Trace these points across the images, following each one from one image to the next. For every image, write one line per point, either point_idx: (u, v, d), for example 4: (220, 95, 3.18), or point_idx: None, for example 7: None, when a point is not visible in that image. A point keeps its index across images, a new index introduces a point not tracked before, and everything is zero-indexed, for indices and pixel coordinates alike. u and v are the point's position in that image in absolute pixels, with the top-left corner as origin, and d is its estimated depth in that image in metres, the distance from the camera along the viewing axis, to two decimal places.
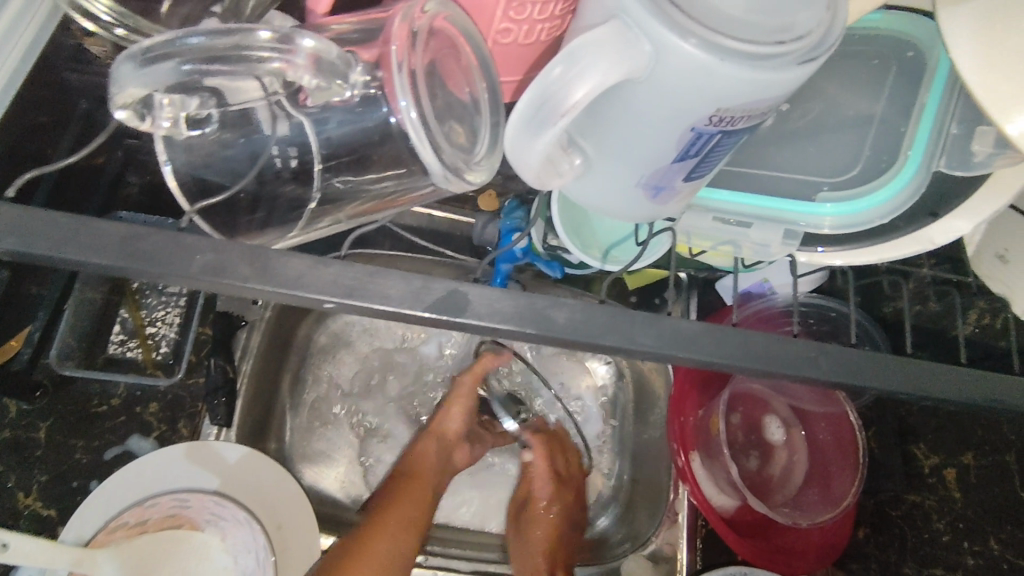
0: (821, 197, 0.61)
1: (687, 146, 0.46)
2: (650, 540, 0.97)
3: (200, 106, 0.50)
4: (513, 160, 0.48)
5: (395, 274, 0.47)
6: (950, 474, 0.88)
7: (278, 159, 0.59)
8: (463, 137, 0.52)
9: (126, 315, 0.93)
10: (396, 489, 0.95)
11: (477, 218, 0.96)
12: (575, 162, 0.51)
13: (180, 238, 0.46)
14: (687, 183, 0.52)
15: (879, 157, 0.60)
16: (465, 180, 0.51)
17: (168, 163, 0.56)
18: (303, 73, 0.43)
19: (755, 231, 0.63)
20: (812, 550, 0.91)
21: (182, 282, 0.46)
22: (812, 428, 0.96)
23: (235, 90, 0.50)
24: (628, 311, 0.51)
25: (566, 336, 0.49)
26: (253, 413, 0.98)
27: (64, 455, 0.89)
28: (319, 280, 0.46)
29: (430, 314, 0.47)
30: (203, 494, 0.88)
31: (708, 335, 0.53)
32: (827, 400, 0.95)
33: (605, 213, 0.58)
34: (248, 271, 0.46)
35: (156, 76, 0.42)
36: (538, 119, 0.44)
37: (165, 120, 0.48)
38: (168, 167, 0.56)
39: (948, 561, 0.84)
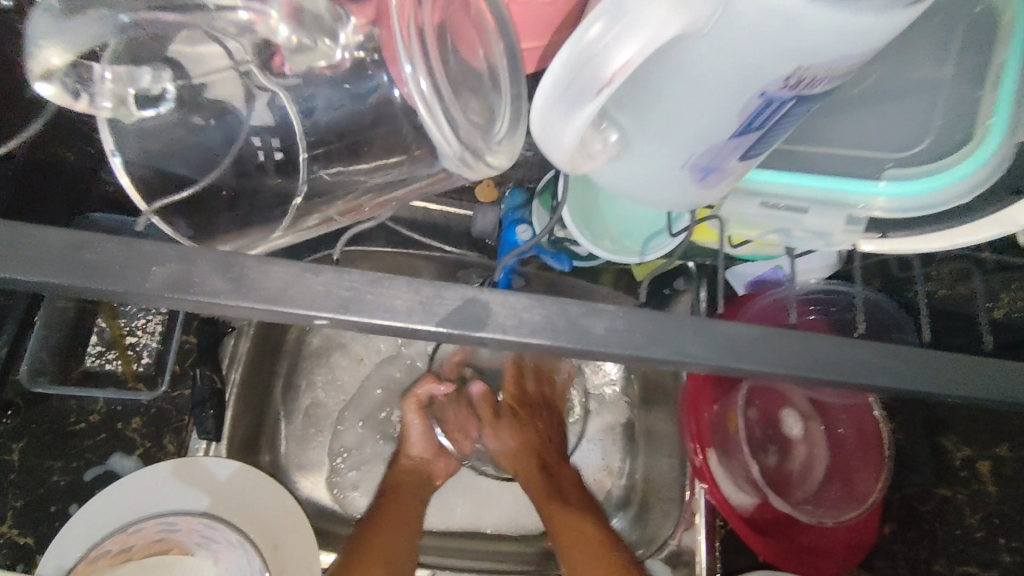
0: (885, 175, 0.53)
1: (750, 117, 0.38)
2: (669, 542, 0.90)
3: (152, 80, 0.45)
4: (542, 142, 0.39)
5: (402, 280, 0.39)
6: (985, 468, 0.71)
7: (260, 152, 0.52)
8: (480, 112, 0.43)
9: (103, 325, 0.80)
10: (387, 499, 0.87)
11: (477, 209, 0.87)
12: (609, 139, 0.43)
13: (135, 246, 0.37)
14: (741, 163, 0.44)
15: (953, 129, 0.51)
16: (487, 164, 0.42)
17: (117, 153, 0.46)
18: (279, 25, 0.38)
19: (811, 216, 0.55)
20: (839, 548, 0.80)
21: (143, 300, 0.37)
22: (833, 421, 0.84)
23: (194, 59, 0.47)
24: (676, 316, 0.43)
25: (606, 350, 0.41)
26: (243, 425, 0.89)
27: (40, 478, 0.80)
28: (309, 292, 0.38)
29: (444, 328, 0.39)
30: (192, 517, 0.79)
31: (769, 342, 0.44)
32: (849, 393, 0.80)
33: (641, 200, 0.50)
34: (222, 284, 0.37)
35: (86, 30, 0.37)
36: (574, 90, 0.35)
37: (105, 98, 0.43)
38: (116, 158, 0.46)
39: (981, 558, 0.70)
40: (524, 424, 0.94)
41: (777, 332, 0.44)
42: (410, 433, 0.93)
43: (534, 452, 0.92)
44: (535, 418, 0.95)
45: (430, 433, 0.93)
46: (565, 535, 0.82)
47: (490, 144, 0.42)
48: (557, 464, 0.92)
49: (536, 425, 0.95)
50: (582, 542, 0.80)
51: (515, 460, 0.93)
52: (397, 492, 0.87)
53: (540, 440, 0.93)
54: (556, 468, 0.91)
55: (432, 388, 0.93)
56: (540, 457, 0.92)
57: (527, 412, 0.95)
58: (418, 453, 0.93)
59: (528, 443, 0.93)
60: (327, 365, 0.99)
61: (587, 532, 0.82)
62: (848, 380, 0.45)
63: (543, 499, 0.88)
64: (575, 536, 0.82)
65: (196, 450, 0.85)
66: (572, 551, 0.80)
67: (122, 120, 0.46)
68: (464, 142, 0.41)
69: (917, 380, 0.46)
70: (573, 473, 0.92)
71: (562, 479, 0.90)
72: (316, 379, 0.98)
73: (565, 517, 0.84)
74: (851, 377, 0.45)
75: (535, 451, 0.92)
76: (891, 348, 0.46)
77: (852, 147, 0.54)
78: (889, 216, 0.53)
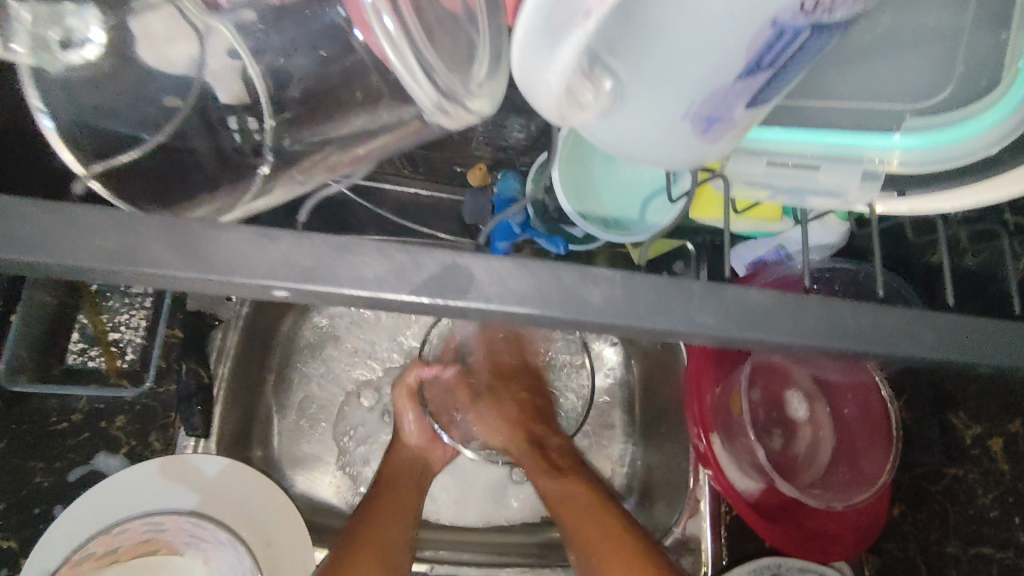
0: (904, 126, 0.49)
1: (761, 52, 0.34)
2: (673, 530, 0.84)
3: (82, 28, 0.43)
4: (525, 83, 0.35)
5: (372, 247, 0.35)
6: (996, 445, 0.67)
7: (236, 134, 0.50)
8: (457, 55, 0.38)
9: (86, 321, 0.76)
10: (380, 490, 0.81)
11: (468, 196, 0.85)
12: (603, 90, 0.37)
13: (68, 212, 0.33)
14: (748, 111, 0.39)
15: (977, 75, 0.46)
16: (466, 111, 0.38)
17: (47, 117, 0.43)
18: None
19: (824, 173, 0.51)
20: (847, 532, 0.77)
21: (79, 274, 0.33)
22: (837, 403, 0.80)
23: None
24: (682, 282, 0.39)
25: (602, 321, 0.37)
26: (232, 419, 0.85)
27: (20, 481, 0.72)
28: (268, 261, 0.34)
29: (421, 297, 0.35)
30: (178, 516, 0.74)
31: (784, 307, 0.40)
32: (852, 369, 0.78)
33: (638, 160, 0.45)
34: (164, 252, 0.33)
35: None
36: (558, 20, 0.31)
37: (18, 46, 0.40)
38: (46, 120, 0.43)
39: (995, 537, 0.66)
40: (505, 394, 0.93)
41: (794, 299, 0.40)
42: (403, 424, 0.89)
43: (521, 419, 0.90)
44: (513, 389, 0.94)
45: (424, 422, 0.89)
46: (556, 496, 0.80)
47: (469, 88, 0.38)
48: (546, 431, 0.89)
49: (521, 395, 0.93)
50: (571, 505, 0.78)
51: (496, 427, 0.91)
52: (390, 487, 0.81)
53: (526, 411, 0.91)
54: (544, 436, 0.89)
55: (419, 373, 0.90)
56: (526, 425, 0.90)
57: (508, 384, 0.94)
58: (415, 442, 0.88)
59: (512, 411, 0.91)
60: (322, 357, 0.95)
61: (576, 492, 0.79)
62: (872, 351, 0.41)
63: (533, 463, 0.85)
64: (568, 496, 0.79)
65: (185, 447, 0.80)
66: (573, 512, 0.77)
67: (47, 68, 0.42)
68: (440, 87, 0.36)
69: (947, 349, 0.42)
70: (563, 438, 0.89)
71: (551, 442, 0.88)
72: (309, 370, 0.94)
73: (556, 476, 0.82)
74: (874, 348, 0.41)
75: (526, 419, 0.90)
76: (915, 313, 0.42)
77: (866, 99, 0.48)
78: (907, 170, 0.49)
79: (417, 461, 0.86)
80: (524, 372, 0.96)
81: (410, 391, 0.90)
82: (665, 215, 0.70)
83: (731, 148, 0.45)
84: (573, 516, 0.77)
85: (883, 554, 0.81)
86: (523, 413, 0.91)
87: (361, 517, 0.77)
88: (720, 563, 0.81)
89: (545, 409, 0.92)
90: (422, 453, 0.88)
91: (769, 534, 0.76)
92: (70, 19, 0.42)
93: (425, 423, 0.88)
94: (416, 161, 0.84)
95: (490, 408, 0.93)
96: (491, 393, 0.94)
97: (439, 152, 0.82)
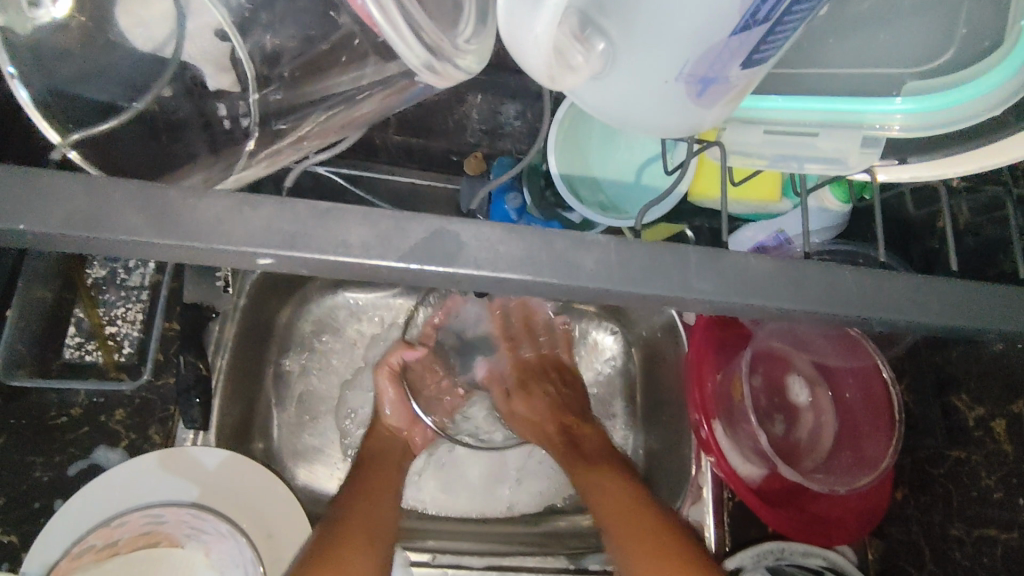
0: (906, 89, 0.46)
1: (756, 5, 0.33)
2: (678, 515, 0.83)
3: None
4: (514, 40, 0.34)
5: (357, 214, 0.34)
6: (998, 426, 0.66)
7: (228, 120, 0.49)
8: (443, 12, 0.37)
9: (82, 315, 0.77)
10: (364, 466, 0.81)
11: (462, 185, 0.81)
12: (595, 50, 0.37)
13: (43, 180, 0.33)
14: (744, 71, 0.38)
15: (980, 36, 0.44)
16: (456, 68, 0.37)
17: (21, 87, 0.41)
18: None
19: (823, 139, 0.49)
20: (851, 516, 0.76)
21: (59, 243, 0.33)
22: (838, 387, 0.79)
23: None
24: (677, 248, 0.38)
25: (595, 287, 0.36)
26: (235, 411, 0.83)
27: (20, 474, 0.72)
28: (248, 229, 0.33)
29: (408, 263, 0.34)
30: (178, 508, 0.74)
31: (781, 273, 0.39)
32: (853, 352, 0.78)
33: (634, 129, 0.44)
34: (142, 220, 0.33)
35: None
36: None
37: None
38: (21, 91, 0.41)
39: (998, 518, 0.66)
40: (535, 388, 0.92)
41: (793, 265, 0.39)
42: (383, 405, 0.90)
43: (555, 415, 0.88)
44: (547, 383, 0.92)
45: (406, 402, 0.91)
46: (592, 490, 0.75)
47: (457, 47, 0.37)
48: (580, 426, 0.87)
49: (549, 390, 0.91)
50: (607, 499, 0.73)
51: (535, 424, 0.89)
52: (374, 461, 0.81)
53: (562, 408, 0.89)
54: (578, 430, 0.86)
55: (402, 354, 0.92)
56: (560, 420, 0.88)
57: (532, 375, 0.94)
58: (395, 421, 0.89)
59: (551, 407, 0.89)
60: (321, 349, 0.95)
61: (615, 485, 0.75)
62: (875, 317, 0.40)
63: (568, 461, 0.82)
64: (603, 484, 0.75)
65: (184, 441, 0.78)
66: (614, 511, 0.71)
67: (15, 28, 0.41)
68: (428, 46, 0.35)
69: (951, 314, 0.41)
70: (596, 433, 0.86)
71: (583, 439, 0.85)
72: (308, 362, 0.94)
73: (590, 472, 0.78)
74: (876, 314, 0.40)
75: (560, 414, 0.88)
76: (915, 278, 0.41)
77: (865, 62, 0.47)
78: (908, 135, 0.47)
79: (397, 439, 0.88)
80: (552, 364, 0.95)
81: (392, 372, 0.91)
82: (659, 180, 0.70)
83: (729, 113, 0.44)
84: (604, 501, 0.73)
85: (886, 537, 0.80)
86: (557, 408, 0.89)
87: (347, 501, 0.73)
88: (724, 548, 0.80)
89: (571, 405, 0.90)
90: (402, 431, 0.89)
91: (769, 518, 0.75)
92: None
93: (405, 403, 0.90)
94: (411, 148, 0.83)
95: (531, 404, 0.91)
96: (522, 388, 0.93)
97: (434, 138, 0.81)
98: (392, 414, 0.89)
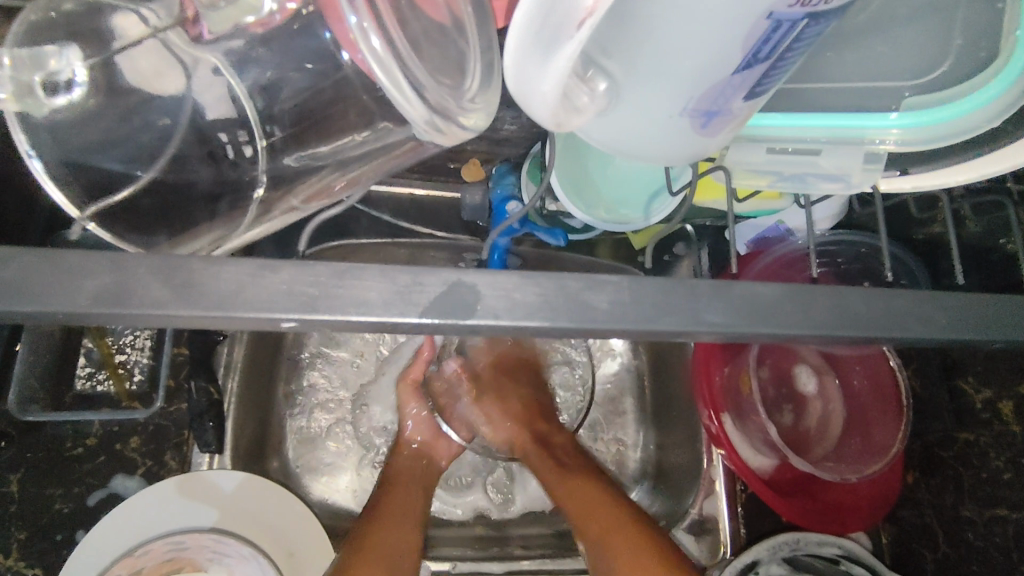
0: (905, 104, 0.47)
1: (757, 45, 0.33)
2: (690, 511, 0.84)
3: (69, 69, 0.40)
4: (519, 96, 0.34)
5: (375, 269, 0.35)
6: (1006, 408, 0.67)
7: (229, 147, 0.46)
8: (448, 68, 0.38)
9: (91, 345, 0.76)
10: (383, 493, 0.78)
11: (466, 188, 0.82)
12: (597, 90, 0.37)
13: (62, 260, 0.33)
14: (747, 103, 0.39)
15: (975, 47, 0.45)
16: (461, 127, 0.37)
17: (33, 154, 0.40)
18: None
19: (824, 158, 0.51)
20: (863, 503, 0.77)
21: (79, 322, 0.34)
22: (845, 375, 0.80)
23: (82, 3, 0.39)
24: (688, 282, 0.38)
25: (608, 327, 0.37)
26: (247, 432, 0.83)
27: (42, 508, 0.72)
28: (267, 293, 0.34)
29: (426, 318, 0.35)
30: (200, 533, 0.73)
31: (792, 298, 0.40)
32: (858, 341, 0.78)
33: (636, 158, 0.45)
34: (164, 293, 0.34)
35: None
36: (551, 23, 0.30)
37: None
38: (35, 160, 0.40)
39: (1010, 499, 0.66)
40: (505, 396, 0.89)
41: (803, 289, 0.40)
42: (406, 419, 0.87)
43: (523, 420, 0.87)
44: (514, 389, 0.90)
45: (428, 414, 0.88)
46: (567, 494, 0.76)
47: (462, 104, 0.37)
48: (550, 430, 0.85)
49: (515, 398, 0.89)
50: (578, 502, 0.74)
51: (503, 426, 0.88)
52: (394, 484, 0.79)
53: (530, 410, 0.87)
54: (548, 434, 0.85)
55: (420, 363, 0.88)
56: (531, 428, 0.86)
57: (512, 382, 0.90)
58: (417, 436, 0.87)
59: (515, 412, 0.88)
60: (327, 365, 0.92)
61: (592, 491, 0.74)
62: (885, 336, 0.40)
63: (536, 461, 0.82)
64: (573, 494, 0.75)
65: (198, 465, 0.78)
66: (588, 516, 0.72)
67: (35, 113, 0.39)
68: (433, 105, 0.35)
69: (961, 325, 0.42)
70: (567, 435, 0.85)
71: (554, 440, 0.84)
72: (318, 378, 0.92)
73: (562, 475, 0.78)
74: (886, 333, 0.40)
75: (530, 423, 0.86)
76: (920, 294, 0.42)
77: (859, 78, 0.48)
78: (905, 148, 0.48)
79: (420, 458, 0.85)
80: (523, 377, 0.91)
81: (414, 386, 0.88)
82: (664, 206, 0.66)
83: (730, 140, 0.45)
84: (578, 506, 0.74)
85: (898, 521, 0.81)
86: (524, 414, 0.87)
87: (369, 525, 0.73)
88: (740, 541, 0.82)
89: (546, 408, 0.88)
90: (427, 448, 0.87)
91: (787, 509, 0.76)
92: (53, 62, 0.39)
93: (428, 419, 0.87)
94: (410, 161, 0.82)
95: (498, 412, 0.89)
96: (490, 388, 0.90)
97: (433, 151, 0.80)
98: (414, 428, 0.87)
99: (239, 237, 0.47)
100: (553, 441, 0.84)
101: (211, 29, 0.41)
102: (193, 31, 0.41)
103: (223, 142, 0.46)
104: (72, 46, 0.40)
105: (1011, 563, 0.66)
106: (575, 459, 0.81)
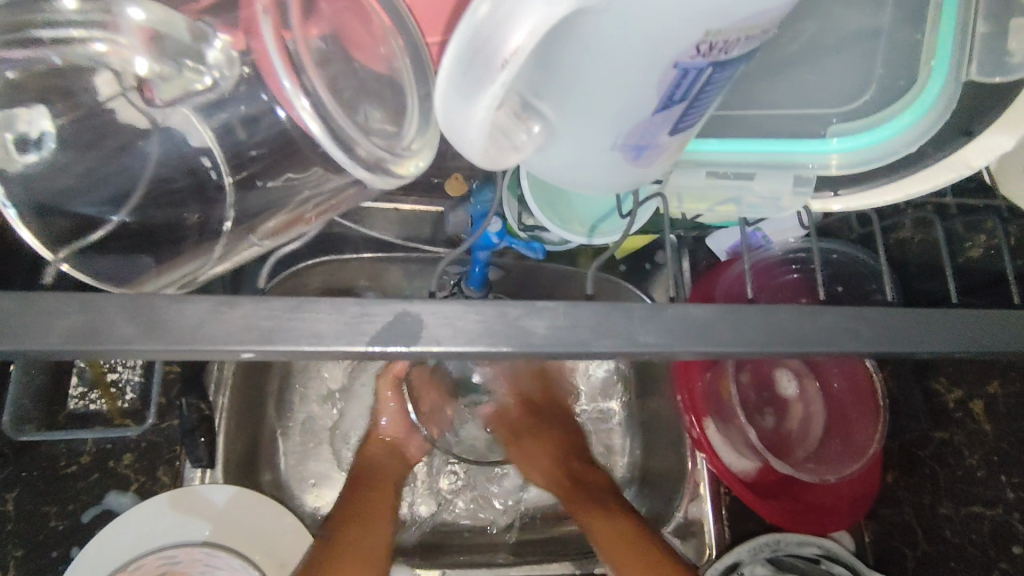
0: (831, 131, 0.51)
1: (670, 90, 0.36)
2: (676, 515, 0.86)
3: (33, 122, 0.43)
4: (452, 142, 0.37)
5: (328, 303, 0.38)
6: (977, 406, 0.70)
7: (212, 172, 0.48)
8: (389, 117, 0.43)
9: (84, 365, 0.78)
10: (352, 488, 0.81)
11: (445, 204, 0.84)
12: (534, 131, 0.40)
13: (36, 302, 0.36)
14: (673, 137, 0.42)
15: (894, 80, 0.48)
16: (395, 175, 0.41)
17: (8, 206, 0.43)
18: (135, 53, 0.36)
19: (759, 182, 0.54)
20: (844, 503, 0.79)
21: (54, 357, 0.37)
22: (824, 377, 0.83)
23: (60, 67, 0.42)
24: (625, 306, 0.41)
25: (548, 349, 0.40)
26: (239, 445, 0.85)
27: (37, 525, 0.74)
28: (229, 328, 0.37)
29: (377, 346, 0.38)
30: (191, 547, 0.76)
31: (723, 318, 0.43)
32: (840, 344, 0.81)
33: (583, 188, 0.48)
34: (133, 330, 0.37)
35: None
36: (472, 79, 0.33)
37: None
38: (9, 210, 0.43)
39: (984, 496, 0.69)
40: (538, 433, 0.91)
41: (736, 307, 0.43)
42: (382, 413, 0.90)
43: (560, 457, 0.88)
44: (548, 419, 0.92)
45: (401, 410, 0.90)
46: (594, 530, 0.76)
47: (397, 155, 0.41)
48: (585, 467, 0.86)
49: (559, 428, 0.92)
50: (606, 536, 0.75)
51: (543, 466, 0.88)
52: (373, 483, 0.82)
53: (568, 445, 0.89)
54: (585, 471, 0.85)
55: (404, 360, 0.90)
56: (565, 461, 0.87)
57: (542, 417, 0.93)
58: (389, 433, 0.89)
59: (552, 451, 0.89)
60: (318, 378, 0.95)
61: (614, 522, 0.75)
62: (814, 350, 0.43)
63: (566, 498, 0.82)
64: (601, 520, 0.76)
65: (191, 480, 0.80)
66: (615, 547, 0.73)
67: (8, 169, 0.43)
68: (364, 158, 0.39)
69: (886, 338, 0.44)
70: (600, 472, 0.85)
71: (587, 475, 0.84)
72: (307, 392, 0.94)
73: (589, 506, 0.79)
74: (814, 348, 0.43)
75: (565, 446, 0.89)
76: (849, 310, 0.44)
77: (790, 107, 0.51)
78: (845, 172, 0.51)
79: (395, 451, 0.88)
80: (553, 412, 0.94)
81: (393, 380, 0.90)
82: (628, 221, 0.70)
83: (667, 169, 0.48)
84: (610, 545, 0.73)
85: (879, 519, 0.83)
86: (564, 449, 0.89)
87: (335, 525, 0.75)
88: (725, 542, 0.84)
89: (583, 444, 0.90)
90: (401, 443, 0.89)
91: (765, 509, 0.79)
92: (21, 123, 0.43)
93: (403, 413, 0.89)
94: None
95: (534, 449, 0.90)
96: (531, 425, 0.92)
97: None
98: (387, 425, 0.89)
99: (208, 272, 0.51)
100: (584, 477, 0.84)
101: (163, 96, 0.41)
102: (145, 95, 0.42)
103: (203, 170, 0.48)
104: (39, 107, 0.43)
105: (988, 557, 0.68)
106: (609, 492, 0.81)
